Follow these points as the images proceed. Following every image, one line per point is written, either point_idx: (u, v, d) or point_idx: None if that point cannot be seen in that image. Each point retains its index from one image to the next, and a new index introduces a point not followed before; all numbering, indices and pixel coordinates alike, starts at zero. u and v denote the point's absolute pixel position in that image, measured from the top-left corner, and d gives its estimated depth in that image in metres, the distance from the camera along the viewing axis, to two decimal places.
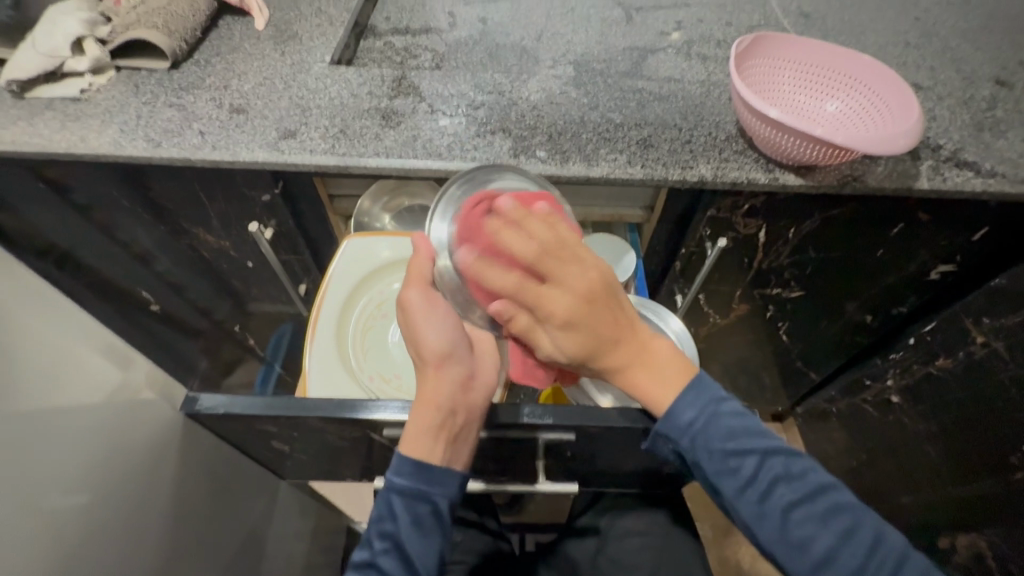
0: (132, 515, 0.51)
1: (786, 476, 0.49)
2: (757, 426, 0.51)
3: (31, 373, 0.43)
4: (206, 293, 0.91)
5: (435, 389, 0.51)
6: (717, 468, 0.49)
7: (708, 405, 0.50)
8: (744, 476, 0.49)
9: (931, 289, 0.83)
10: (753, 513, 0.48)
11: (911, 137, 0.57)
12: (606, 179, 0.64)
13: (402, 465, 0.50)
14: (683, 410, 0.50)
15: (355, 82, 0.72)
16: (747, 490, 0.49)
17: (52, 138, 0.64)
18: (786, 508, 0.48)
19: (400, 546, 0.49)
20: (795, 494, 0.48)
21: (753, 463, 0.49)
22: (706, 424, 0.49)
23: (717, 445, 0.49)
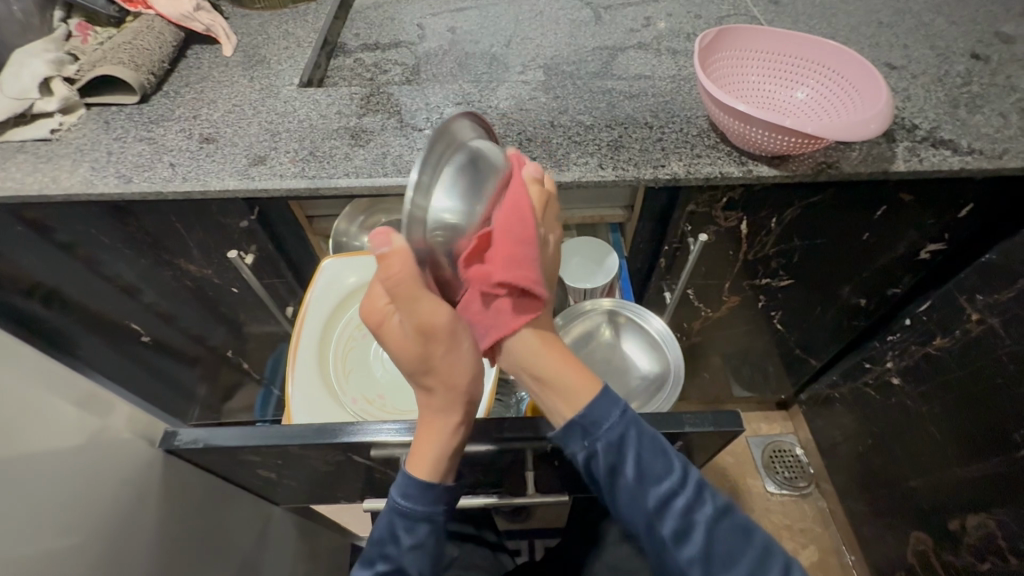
0: (119, 555, 0.51)
1: (709, 487, 0.46)
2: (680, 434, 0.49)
3: (16, 423, 0.44)
4: (196, 320, 0.90)
5: (465, 409, 0.49)
6: (642, 475, 0.45)
7: (627, 409, 0.47)
8: (672, 486, 0.45)
9: (922, 268, 0.82)
10: (673, 530, 0.44)
11: (881, 121, 0.56)
12: (578, 183, 0.64)
13: (411, 487, 0.47)
14: (604, 413, 0.46)
15: (324, 102, 0.72)
16: (672, 502, 0.45)
17: (25, 181, 0.64)
18: (710, 522, 0.45)
19: (401, 569, 0.48)
20: (720, 510, 0.45)
21: (681, 471, 0.46)
22: (632, 424, 0.46)
23: (644, 449, 0.46)
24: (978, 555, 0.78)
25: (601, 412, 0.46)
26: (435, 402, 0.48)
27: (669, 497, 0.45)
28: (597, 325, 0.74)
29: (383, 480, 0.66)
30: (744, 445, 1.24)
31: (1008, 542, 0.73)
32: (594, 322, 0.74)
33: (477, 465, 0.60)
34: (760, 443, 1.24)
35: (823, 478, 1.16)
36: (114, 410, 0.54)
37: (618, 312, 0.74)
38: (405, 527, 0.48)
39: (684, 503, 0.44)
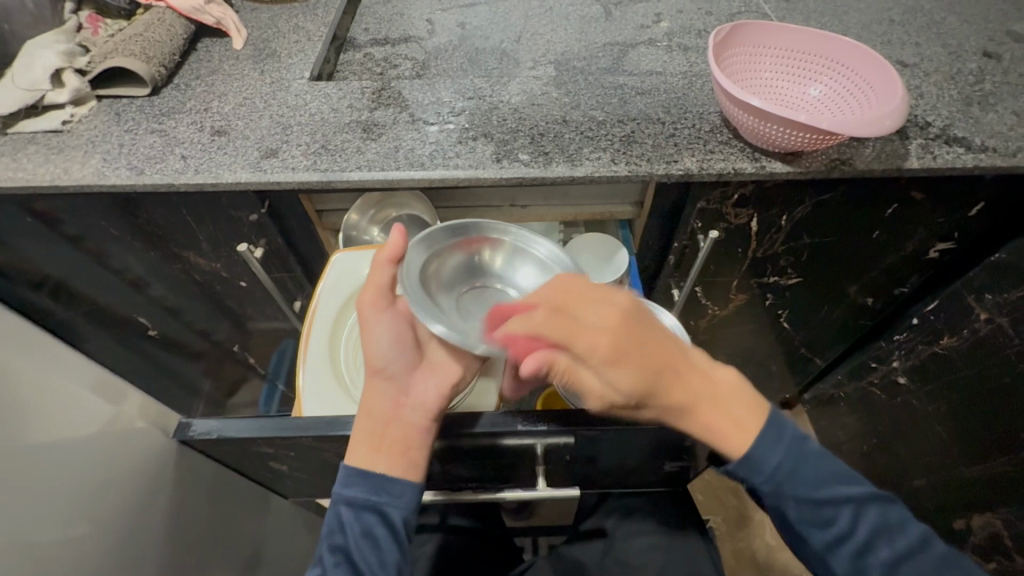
0: (130, 545, 0.52)
1: (884, 530, 0.46)
2: (845, 471, 0.47)
3: (30, 413, 0.44)
4: (204, 315, 0.90)
5: (371, 401, 0.52)
6: (805, 520, 0.47)
7: (790, 451, 0.47)
8: (839, 530, 0.46)
9: (931, 267, 0.82)
10: (846, 569, 0.46)
11: (896, 118, 0.56)
12: (591, 179, 0.64)
13: (351, 476, 0.50)
14: (767, 454, 0.47)
15: (335, 96, 0.72)
16: (840, 545, 0.46)
17: (36, 172, 0.64)
18: (888, 565, 0.46)
19: (349, 558, 0.48)
20: (899, 553, 0.46)
21: (848, 515, 0.46)
22: (789, 472, 0.46)
23: (805, 494, 0.46)
24: (984, 554, 0.78)
25: (761, 454, 0.47)
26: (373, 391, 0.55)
27: (839, 540, 0.46)
28: None
29: None
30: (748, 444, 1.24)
31: (1015, 542, 0.73)
32: None
33: (487, 458, 0.60)
34: None
35: None
36: (128, 401, 0.54)
37: None
38: (353, 515, 0.50)
39: (854, 547, 0.46)
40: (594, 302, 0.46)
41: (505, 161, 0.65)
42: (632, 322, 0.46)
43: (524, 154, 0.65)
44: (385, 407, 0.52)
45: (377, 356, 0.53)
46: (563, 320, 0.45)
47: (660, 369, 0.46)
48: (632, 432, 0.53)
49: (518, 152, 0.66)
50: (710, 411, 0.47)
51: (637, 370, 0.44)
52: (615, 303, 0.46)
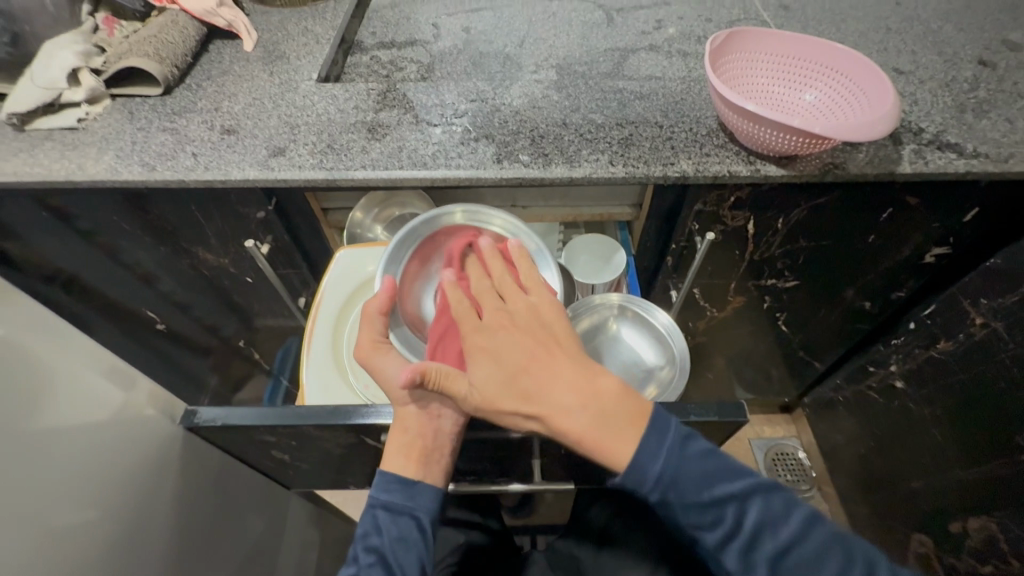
0: (137, 528, 0.54)
1: (768, 522, 0.43)
2: (727, 463, 0.45)
3: (41, 398, 0.46)
4: (212, 310, 0.92)
5: (404, 417, 0.53)
6: (692, 522, 0.44)
7: (671, 452, 0.44)
8: (725, 528, 0.44)
9: (927, 272, 0.83)
10: (738, 567, 0.43)
11: (888, 123, 0.57)
12: (589, 180, 0.65)
13: (388, 482, 0.52)
14: (648, 459, 0.44)
15: (342, 97, 0.74)
16: (730, 543, 0.44)
17: (52, 167, 0.66)
18: (774, 559, 0.43)
19: (384, 558, 0.50)
20: (783, 546, 0.43)
21: (733, 511, 0.43)
22: (672, 473, 0.44)
23: (691, 498, 0.44)
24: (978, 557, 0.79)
25: (647, 459, 0.44)
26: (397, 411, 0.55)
27: (728, 539, 0.44)
28: (604, 318, 0.75)
29: None
30: (746, 447, 1.24)
31: (1009, 545, 0.74)
32: (602, 316, 0.75)
33: (484, 450, 0.62)
34: (763, 446, 1.25)
35: (825, 481, 1.17)
36: (136, 387, 0.56)
37: (625, 309, 0.76)
38: (388, 519, 0.52)
39: (742, 543, 0.43)
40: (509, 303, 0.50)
41: (505, 161, 0.66)
42: (524, 323, 0.49)
43: (524, 155, 0.67)
44: (419, 420, 0.53)
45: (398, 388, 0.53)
46: (469, 315, 0.50)
47: (530, 359, 0.46)
48: None
49: (519, 153, 0.67)
50: (577, 413, 0.44)
51: (500, 365, 0.46)
52: (517, 309, 0.50)
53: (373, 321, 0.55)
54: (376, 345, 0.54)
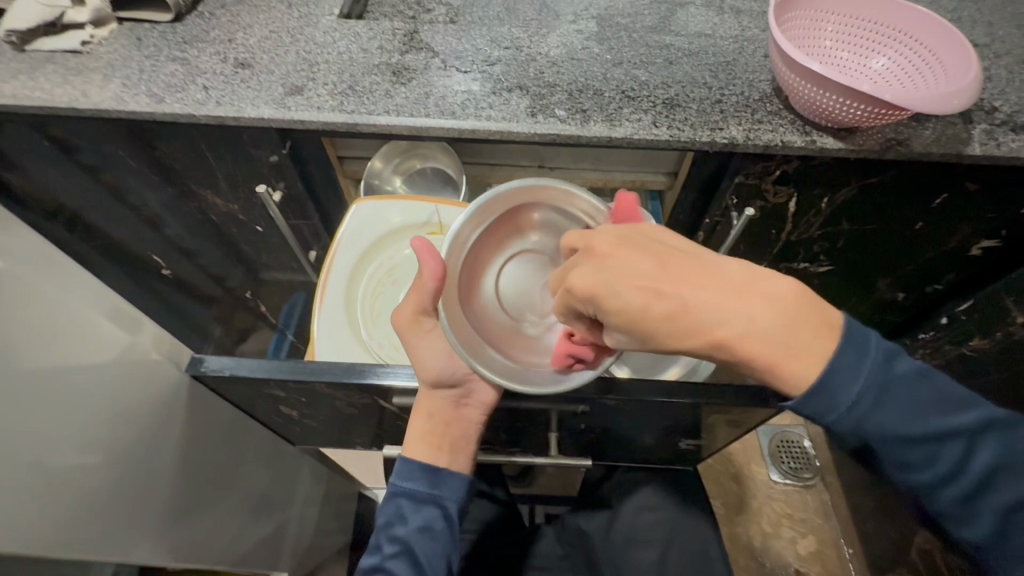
0: (141, 475, 0.53)
1: (1009, 465, 0.37)
2: (957, 395, 0.38)
3: (37, 336, 0.43)
4: (218, 259, 0.89)
5: (429, 404, 0.53)
6: (899, 459, 0.38)
7: (884, 372, 0.37)
8: (943, 468, 0.37)
9: (971, 265, 0.78)
10: (954, 506, 0.38)
11: (966, 97, 0.52)
12: (629, 141, 0.60)
13: (413, 470, 0.52)
14: (846, 386, 0.37)
15: (365, 36, 0.69)
16: (948, 484, 0.38)
17: (53, 92, 0.61)
18: (1009, 504, 0.37)
19: (409, 549, 0.50)
20: (1023, 491, 0.37)
21: (957, 451, 0.37)
22: (886, 404, 0.37)
23: (906, 430, 0.37)
24: None
25: (844, 371, 0.37)
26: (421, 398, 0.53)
27: (950, 478, 0.38)
28: None
29: (401, 428, 0.66)
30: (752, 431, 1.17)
31: None
32: None
33: (500, 419, 0.61)
34: (769, 431, 1.16)
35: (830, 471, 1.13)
36: (141, 330, 0.52)
37: None
38: (413, 508, 0.52)
39: (970, 484, 0.37)
40: (601, 238, 0.41)
41: (539, 115, 0.61)
42: (642, 239, 0.40)
43: (561, 110, 0.62)
44: (444, 410, 0.53)
45: (427, 371, 0.52)
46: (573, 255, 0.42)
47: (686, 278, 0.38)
48: (649, 403, 0.53)
49: (555, 108, 0.62)
50: (767, 330, 0.36)
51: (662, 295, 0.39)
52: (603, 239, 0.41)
53: (425, 292, 0.50)
54: (418, 318, 0.53)
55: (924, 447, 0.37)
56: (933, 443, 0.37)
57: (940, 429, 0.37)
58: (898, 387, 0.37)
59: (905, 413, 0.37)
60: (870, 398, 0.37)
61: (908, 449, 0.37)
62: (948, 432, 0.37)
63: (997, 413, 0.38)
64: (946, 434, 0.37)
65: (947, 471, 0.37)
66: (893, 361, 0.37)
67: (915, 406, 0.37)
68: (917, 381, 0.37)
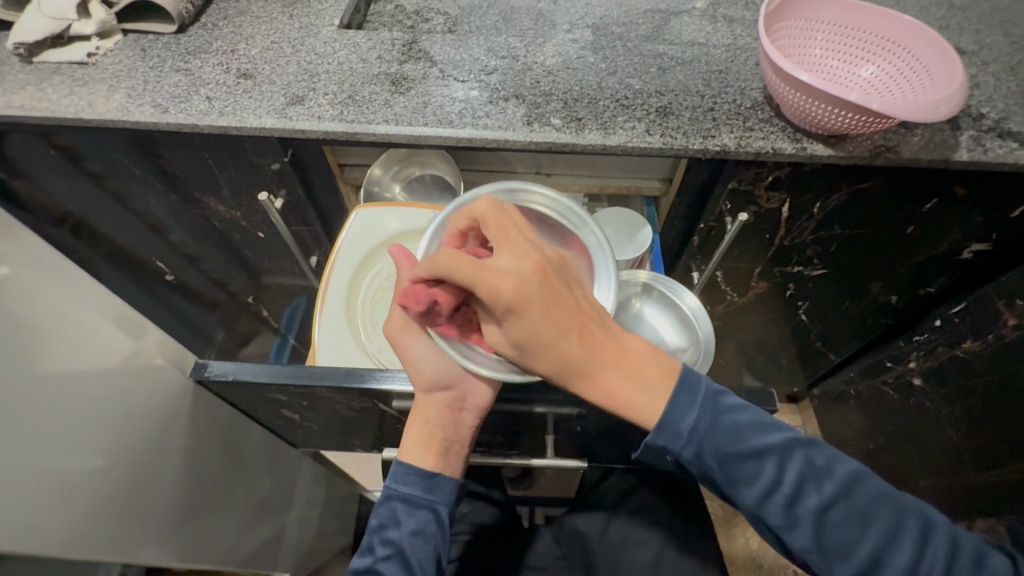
0: (145, 478, 0.54)
1: (812, 474, 0.44)
2: (770, 419, 0.46)
3: (47, 342, 0.44)
4: (220, 265, 0.90)
5: (425, 408, 0.54)
6: (731, 479, 0.45)
7: (705, 404, 0.46)
8: (764, 483, 0.44)
9: (962, 268, 0.79)
10: (778, 521, 0.44)
11: (952, 105, 0.53)
12: (623, 149, 0.62)
13: (408, 474, 0.53)
14: (681, 416, 0.46)
15: (364, 46, 0.70)
16: (770, 497, 0.44)
17: (60, 103, 0.63)
18: (820, 510, 0.44)
19: (402, 552, 0.51)
20: (827, 497, 0.44)
21: (772, 467, 0.44)
22: (705, 429, 0.45)
23: (724, 449, 0.45)
24: None
25: (680, 409, 0.46)
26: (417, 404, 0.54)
27: (769, 492, 0.44)
28: (628, 296, 0.73)
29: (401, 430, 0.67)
30: None
31: None
32: (627, 292, 0.73)
33: (498, 422, 0.62)
34: None
35: None
36: (146, 334, 0.54)
37: (652, 286, 0.73)
38: (407, 511, 0.53)
39: (786, 496, 0.44)
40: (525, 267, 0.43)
41: (536, 124, 0.63)
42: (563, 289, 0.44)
43: (556, 118, 0.63)
44: (441, 413, 0.54)
45: (420, 374, 0.52)
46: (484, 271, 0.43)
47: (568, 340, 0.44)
48: None
49: (550, 116, 0.63)
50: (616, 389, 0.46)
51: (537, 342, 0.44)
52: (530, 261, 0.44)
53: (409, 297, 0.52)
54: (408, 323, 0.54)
55: (746, 466, 0.45)
56: (755, 458, 0.45)
57: (753, 447, 0.45)
58: (717, 415, 0.46)
59: (724, 438, 0.45)
60: (698, 419, 0.46)
61: (732, 464, 0.45)
62: (759, 451, 0.45)
63: (802, 436, 0.46)
64: (759, 450, 0.45)
65: (767, 484, 0.44)
66: (719, 397, 0.46)
67: (732, 430, 0.45)
68: (730, 411, 0.46)
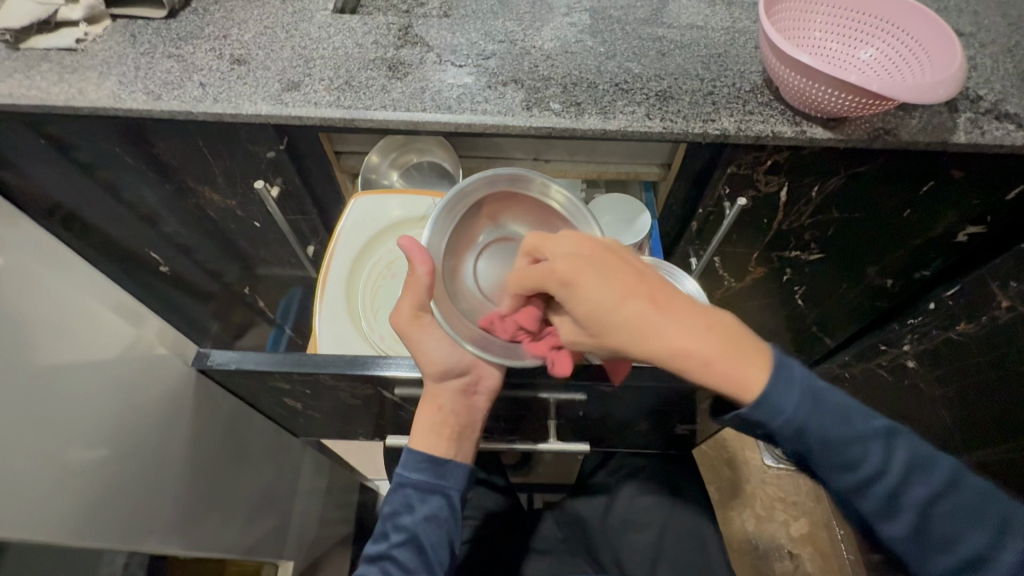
0: (149, 467, 0.54)
1: (919, 467, 0.40)
2: (869, 406, 0.41)
3: (49, 331, 0.44)
4: (215, 256, 0.89)
5: (437, 397, 0.54)
6: (832, 463, 0.40)
7: (807, 386, 0.39)
8: (867, 472, 0.39)
9: (957, 250, 0.80)
10: (875, 508, 0.40)
11: (951, 87, 0.53)
12: (623, 133, 0.61)
13: (419, 462, 0.53)
14: (784, 398, 0.38)
15: (360, 31, 0.69)
16: (870, 488, 0.40)
17: (50, 91, 0.61)
18: (923, 505, 0.39)
19: (415, 538, 0.51)
20: (934, 490, 0.39)
21: (878, 455, 0.39)
22: (812, 409, 0.39)
23: (832, 435, 0.39)
24: None
25: (781, 394, 0.38)
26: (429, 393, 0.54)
27: (873, 480, 0.39)
28: None
29: (403, 418, 0.67)
30: None
31: None
32: None
33: (500, 408, 0.63)
34: None
35: None
36: (146, 324, 0.54)
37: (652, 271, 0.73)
38: (419, 497, 0.53)
39: (893, 487, 0.39)
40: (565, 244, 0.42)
41: (535, 109, 0.62)
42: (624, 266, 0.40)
43: (555, 103, 0.63)
44: (453, 401, 0.54)
45: (434, 366, 0.52)
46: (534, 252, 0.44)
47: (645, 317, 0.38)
48: (645, 390, 0.54)
49: (550, 101, 0.63)
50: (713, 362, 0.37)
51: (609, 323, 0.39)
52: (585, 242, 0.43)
53: (421, 289, 0.51)
54: (417, 316, 0.52)
55: (850, 452, 0.39)
56: (859, 445, 0.39)
57: (856, 433, 0.39)
58: (821, 395, 0.39)
59: (830, 420, 0.39)
60: (801, 400, 0.39)
61: (833, 450, 0.39)
62: (866, 437, 0.39)
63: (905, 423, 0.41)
64: (866, 438, 0.39)
65: (871, 473, 0.39)
66: (821, 379, 0.40)
67: (840, 416, 0.39)
68: (832, 392, 0.40)
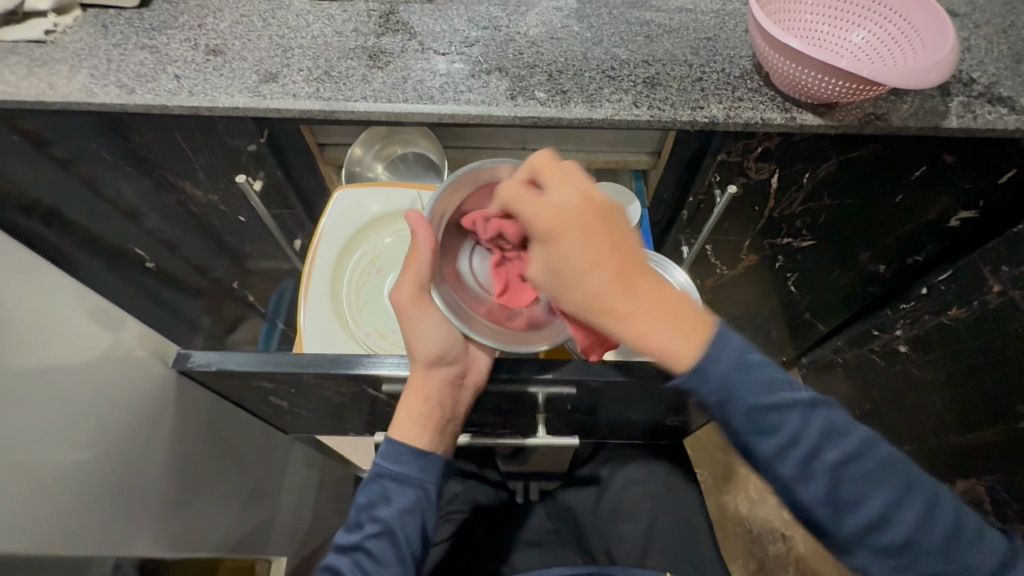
0: (132, 469, 0.53)
1: (831, 431, 0.41)
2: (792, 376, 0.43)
3: (26, 334, 0.43)
4: (202, 250, 0.85)
5: (425, 384, 0.54)
6: (755, 427, 0.41)
7: (742, 357, 0.42)
8: (789, 434, 0.41)
9: (949, 236, 0.79)
10: (795, 471, 0.41)
11: (943, 71, 0.52)
12: (609, 122, 0.60)
13: (400, 453, 0.53)
14: (711, 364, 0.41)
15: (339, 18, 0.67)
16: (791, 450, 0.41)
17: (19, 86, 0.60)
18: (836, 467, 0.41)
19: (390, 529, 0.51)
20: (848, 454, 0.41)
21: (797, 419, 0.41)
22: (739, 372, 0.41)
23: (753, 402, 0.41)
24: None
25: (712, 358, 0.41)
26: (416, 379, 0.54)
27: (790, 444, 0.41)
28: None
29: (391, 413, 0.67)
30: None
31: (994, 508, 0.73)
32: None
33: (489, 403, 0.63)
34: None
35: None
36: (125, 327, 0.53)
37: None
38: (396, 489, 0.53)
39: (808, 450, 0.41)
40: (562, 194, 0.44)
41: (519, 98, 0.61)
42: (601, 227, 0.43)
43: (541, 92, 0.61)
44: (440, 390, 0.54)
45: (426, 348, 0.53)
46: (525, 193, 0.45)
47: (607, 284, 0.42)
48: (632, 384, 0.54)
49: (535, 90, 0.61)
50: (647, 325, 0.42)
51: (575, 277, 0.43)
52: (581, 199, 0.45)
53: (422, 264, 0.52)
54: (418, 296, 0.53)
55: (770, 416, 0.41)
56: (780, 412, 0.41)
57: (778, 400, 0.41)
58: (746, 365, 0.41)
59: (753, 383, 0.41)
60: (728, 364, 0.41)
61: (756, 414, 0.41)
62: (787, 405, 0.41)
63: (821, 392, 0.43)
64: (786, 406, 0.41)
65: (789, 437, 0.41)
66: (746, 355, 0.42)
67: (765, 383, 0.41)
68: (760, 362, 0.42)
